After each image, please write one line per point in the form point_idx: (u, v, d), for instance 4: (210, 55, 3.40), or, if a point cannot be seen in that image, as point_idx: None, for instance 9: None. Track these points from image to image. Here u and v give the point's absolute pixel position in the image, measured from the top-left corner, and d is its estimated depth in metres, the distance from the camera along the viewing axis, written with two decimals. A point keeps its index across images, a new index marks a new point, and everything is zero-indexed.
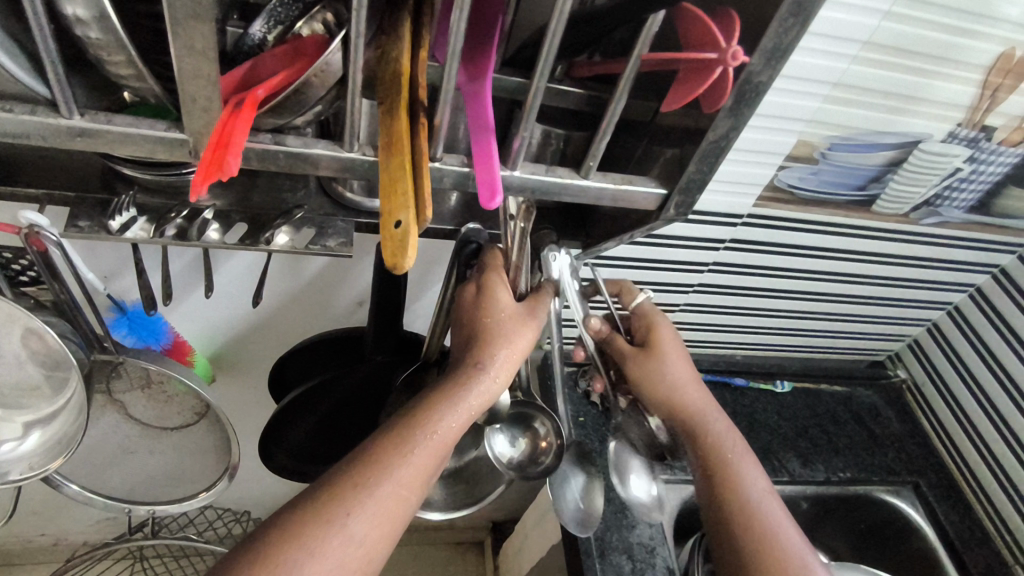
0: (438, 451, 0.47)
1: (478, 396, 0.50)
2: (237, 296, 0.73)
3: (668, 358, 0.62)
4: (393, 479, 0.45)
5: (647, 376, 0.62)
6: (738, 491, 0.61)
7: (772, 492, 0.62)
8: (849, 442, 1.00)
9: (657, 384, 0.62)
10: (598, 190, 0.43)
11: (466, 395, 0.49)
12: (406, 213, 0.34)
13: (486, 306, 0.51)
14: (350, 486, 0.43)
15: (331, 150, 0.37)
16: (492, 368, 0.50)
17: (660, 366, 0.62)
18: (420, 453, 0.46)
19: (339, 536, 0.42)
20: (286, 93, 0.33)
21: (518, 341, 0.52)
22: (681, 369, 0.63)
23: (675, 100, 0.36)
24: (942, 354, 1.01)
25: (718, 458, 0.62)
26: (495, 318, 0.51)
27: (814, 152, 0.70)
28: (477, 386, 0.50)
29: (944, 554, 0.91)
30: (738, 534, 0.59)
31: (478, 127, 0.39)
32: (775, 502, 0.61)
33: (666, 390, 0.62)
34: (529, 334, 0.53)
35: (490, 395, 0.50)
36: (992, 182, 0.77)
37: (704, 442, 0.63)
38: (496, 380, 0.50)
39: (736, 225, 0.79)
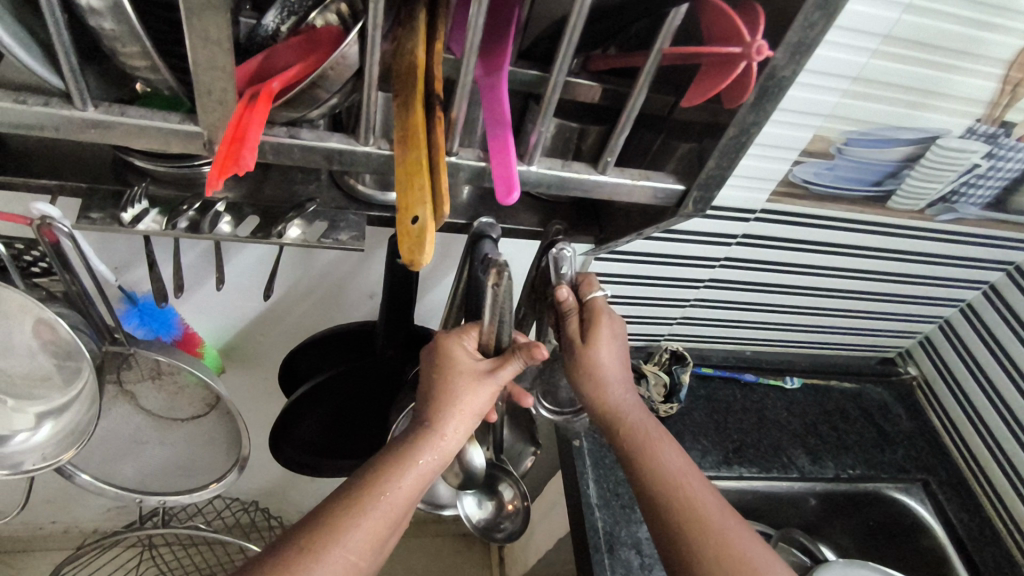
0: (389, 518, 0.47)
1: (432, 457, 0.49)
2: (247, 288, 0.73)
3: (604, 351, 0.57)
4: (343, 546, 0.45)
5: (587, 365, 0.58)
6: (669, 491, 0.55)
7: (704, 483, 0.56)
8: (859, 439, 0.99)
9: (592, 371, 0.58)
10: (615, 185, 0.42)
11: (418, 454, 0.49)
12: (422, 209, 0.33)
13: (445, 367, 0.51)
14: (297, 554, 0.44)
15: (346, 144, 0.37)
16: (444, 427, 0.50)
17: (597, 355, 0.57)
18: (369, 520, 0.46)
19: None
20: (302, 86, 0.32)
21: (474, 398, 0.51)
22: (617, 362, 0.58)
23: (697, 94, 0.35)
24: (954, 351, 1.00)
25: (638, 447, 0.58)
26: (452, 379, 0.51)
27: (831, 147, 0.69)
28: (426, 447, 0.49)
29: (953, 553, 0.91)
30: (672, 529, 0.54)
31: (493, 120, 0.39)
32: (705, 489, 0.56)
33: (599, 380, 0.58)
34: (489, 392, 0.51)
35: (444, 455, 0.50)
36: (1010, 179, 0.76)
37: (624, 434, 0.58)
38: (450, 439, 0.50)
39: (750, 220, 0.78)
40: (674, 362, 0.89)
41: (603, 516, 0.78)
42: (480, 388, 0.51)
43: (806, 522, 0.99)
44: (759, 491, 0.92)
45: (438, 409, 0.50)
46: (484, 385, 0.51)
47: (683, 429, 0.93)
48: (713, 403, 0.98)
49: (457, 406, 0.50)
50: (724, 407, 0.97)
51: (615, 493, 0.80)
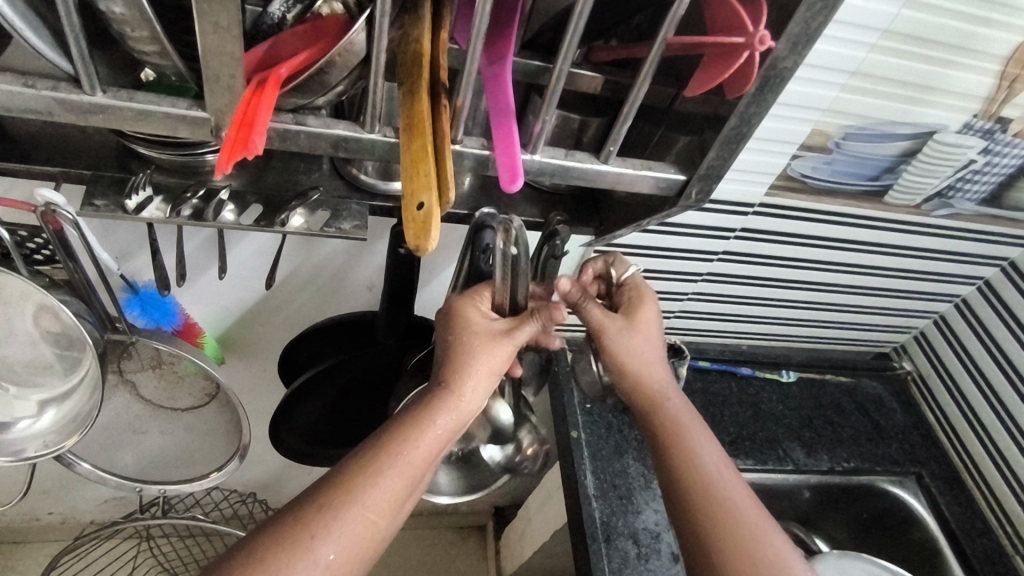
0: (406, 475, 0.48)
1: (451, 416, 0.50)
2: (248, 278, 0.73)
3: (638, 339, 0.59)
4: (363, 502, 0.46)
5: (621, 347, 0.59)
6: (694, 476, 0.56)
7: (731, 472, 0.57)
8: (854, 432, 1.00)
9: (625, 354, 0.59)
10: (618, 175, 0.43)
11: (434, 412, 0.49)
12: (429, 195, 0.33)
13: (465, 327, 0.52)
14: (315, 510, 0.45)
15: (351, 131, 0.37)
16: (461, 387, 0.50)
17: (632, 337, 0.59)
18: (388, 477, 0.47)
19: (304, 561, 0.43)
20: (309, 72, 0.33)
21: (491, 358, 0.51)
22: (653, 346, 0.60)
23: (699, 84, 0.35)
24: (948, 346, 1.01)
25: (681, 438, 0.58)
26: (468, 339, 0.51)
27: (829, 141, 0.69)
28: (441, 404, 0.50)
29: (945, 545, 0.92)
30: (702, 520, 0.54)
31: (497, 109, 0.39)
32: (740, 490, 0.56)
33: (631, 362, 0.60)
34: (506, 350, 0.52)
35: (462, 415, 0.51)
36: (1005, 175, 0.77)
37: (655, 417, 0.60)
38: (468, 399, 0.51)
39: (748, 214, 0.78)
40: (671, 355, 0.90)
41: (600, 507, 0.78)
42: (500, 348, 0.52)
43: (801, 514, 1.00)
44: (754, 483, 0.93)
45: (457, 369, 0.51)
46: (501, 346, 0.52)
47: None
48: (709, 396, 0.99)
49: (476, 367, 0.51)
50: (720, 401, 0.98)
51: (611, 484, 0.80)
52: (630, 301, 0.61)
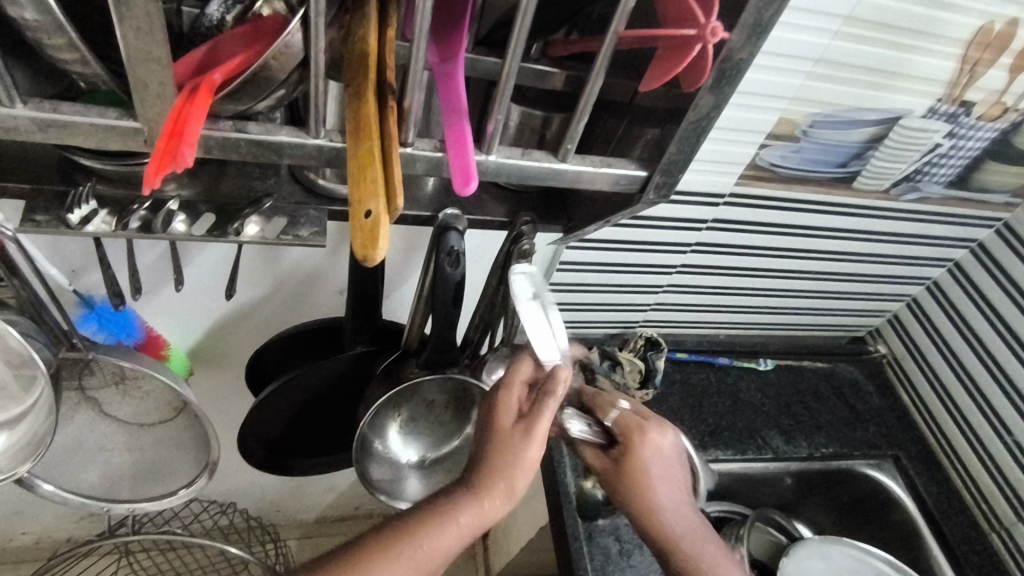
0: (451, 540, 0.50)
1: (476, 511, 0.51)
2: (213, 288, 0.71)
3: (648, 472, 0.61)
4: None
5: (631, 496, 0.61)
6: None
7: (721, 551, 0.62)
8: (831, 417, 1.01)
9: (637, 498, 0.61)
10: (577, 173, 0.42)
11: (480, 488, 0.51)
12: (376, 202, 0.32)
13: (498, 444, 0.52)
14: (363, 557, 0.49)
15: (296, 137, 0.35)
16: (508, 474, 0.51)
17: (641, 489, 0.60)
18: (433, 539, 0.50)
19: None
20: (245, 79, 0.31)
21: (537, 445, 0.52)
22: (657, 474, 0.61)
23: (652, 81, 0.34)
24: (920, 328, 1.02)
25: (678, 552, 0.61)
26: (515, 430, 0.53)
27: (796, 129, 0.69)
28: (493, 480, 0.51)
29: (923, 525, 0.93)
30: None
31: (449, 109, 0.38)
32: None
33: (645, 504, 0.60)
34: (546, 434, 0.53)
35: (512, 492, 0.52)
36: (971, 157, 0.77)
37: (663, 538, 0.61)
38: (515, 486, 0.52)
39: (719, 205, 0.78)
40: (648, 348, 0.90)
41: (581, 505, 0.78)
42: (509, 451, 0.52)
43: (782, 501, 1.00)
44: (734, 472, 0.93)
45: (495, 465, 0.52)
46: (542, 431, 0.52)
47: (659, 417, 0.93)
48: (688, 387, 0.99)
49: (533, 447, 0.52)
50: (699, 392, 0.98)
51: (592, 480, 0.80)
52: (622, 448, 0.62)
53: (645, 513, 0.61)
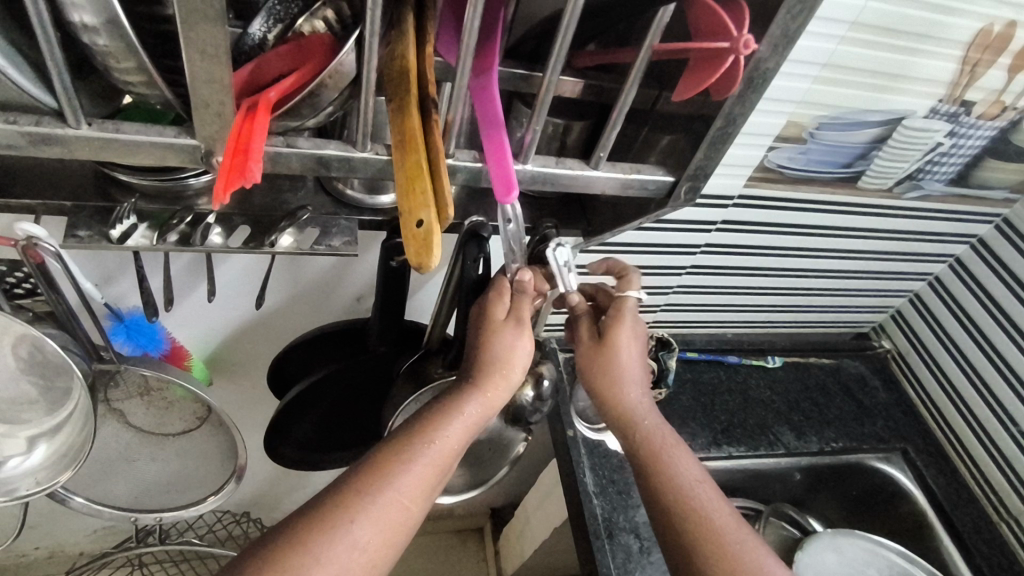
0: (439, 460, 0.50)
1: (466, 421, 0.52)
2: (236, 298, 0.72)
3: (619, 350, 0.61)
4: (373, 510, 0.46)
5: (597, 372, 0.62)
6: (677, 489, 0.60)
7: (707, 482, 0.61)
8: (839, 411, 1.03)
9: (603, 376, 0.62)
10: (607, 179, 0.43)
11: (463, 405, 0.52)
12: (428, 211, 0.34)
13: (485, 338, 0.53)
14: (353, 493, 0.47)
15: (344, 151, 0.37)
16: (485, 382, 0.53)
17: (609, 363, 0.61)
18: (421, 463, 0.49)
19: (345, 541, 0.45)
20: (301, 96, 0.33)
21: (520, 351, 0.53)
22: (633, 365, 0.62)
23: (688, 90, 0.36)
24: (924, 323, 1.04)
25: (650, 457, 0.62)
26: (493, 345, 0.53)
27: (803, 132, 0.71)
28: (471, 396, 0.52)
29: (933, 515, 0.95)
30: (680, 538, 0.58)
31: (487, 120, 0.39)
32: (714, 494, 0.60)
33: (610, 383, 0.62)
34: (527, 342, 0.54)
35: (490, 408, 0.53)
36: (971, 155, 0.80)
37: (636, 433, 0.62)
38: (493, 394, 0.53)
39: (728, 206, 0.80)
40: (660, 348, 0.90)
41: (601, 503, 0.79)
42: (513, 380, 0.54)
43: (792, 496, 1.02)
44: (746, 468, 0.95)
45: (477, 381, 0.53)
46: (521, 340, 0.53)
47: (671, 416, 0.95)
48: (699, 386, 1.00)
49: (506, 356, 0.53)
50: (709, 390, 1.00)
51: (610, 479, 0.81)
52: (609, 319, 0.62)
53: (608, 391, 0.62)
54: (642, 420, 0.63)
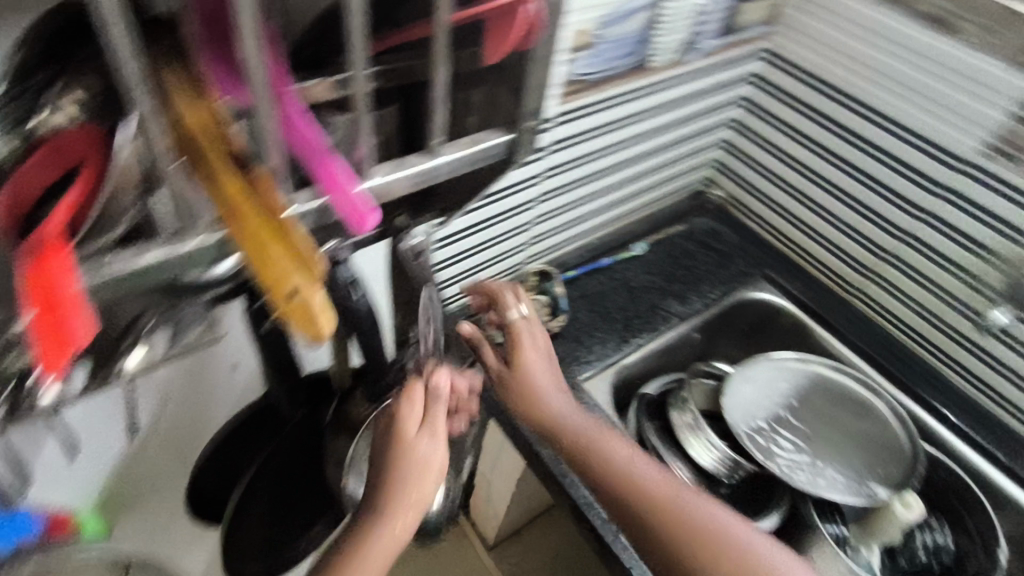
0: None
1: (379, 548, 0.50)
2: (98, 432, 0.63)
3: (530, 368, 0.76)
4: None
5: (517, 391, 0.76)
6: (605, 463, 0.69)
7: (629, 448, 0.71)
8: (706, 266, 1.14)
9: (524, 393, 0.75)
10: (454, 162, 0.42)
11: (375, 533, 0.50)
12: (297, 278, 0.33)
13: (393, 457, 0.52)
14: None
15: (166, 250, 0.34)
16: (399, 501, 0.51)
17: (522, 375, 0.76)
18: None
19: None
20: (93, 219, 0.31)
21: (429, 452, 0.53)
22: (543, 381, 0.76)
23: (496, 50, 0.40)
24: (740, 163, 1.16)
25: (577, 447, 0.71)
26: (404, 458, 0.52)
27: (589, 37, 0.77)
28: (385, 519, 0.51)
29: (808, 319, 1.09)
30: (620, 506, 0.67)
31: (305, 150, 0.36)
32: (631, 451, 0.71)
33: (528, 391, 0.75)
34: (435, 445, 0.53)
35: (405, 529, 0.51)
36: (722, 7, 0.90)
37: (561, 433, 0.73)
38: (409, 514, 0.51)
39: (551, 128, 0.82)
40: (543, 279, 0.94)
41: None
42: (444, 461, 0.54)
43: (698, 353, 1.12)
44: (655, 352, 1.02)
45: (393, 503, 0.51)
46: (426, 445, 0.53)
47: (577, 332, 0.99)
48: (589, 298, 1.05)
49: (417, 470, 0.52)
50: (599, 298, 1.05)
51: None
52: (510, 345, 0.77)
53: (526, 398, 0.75)
54: (562, 419, 0.74)
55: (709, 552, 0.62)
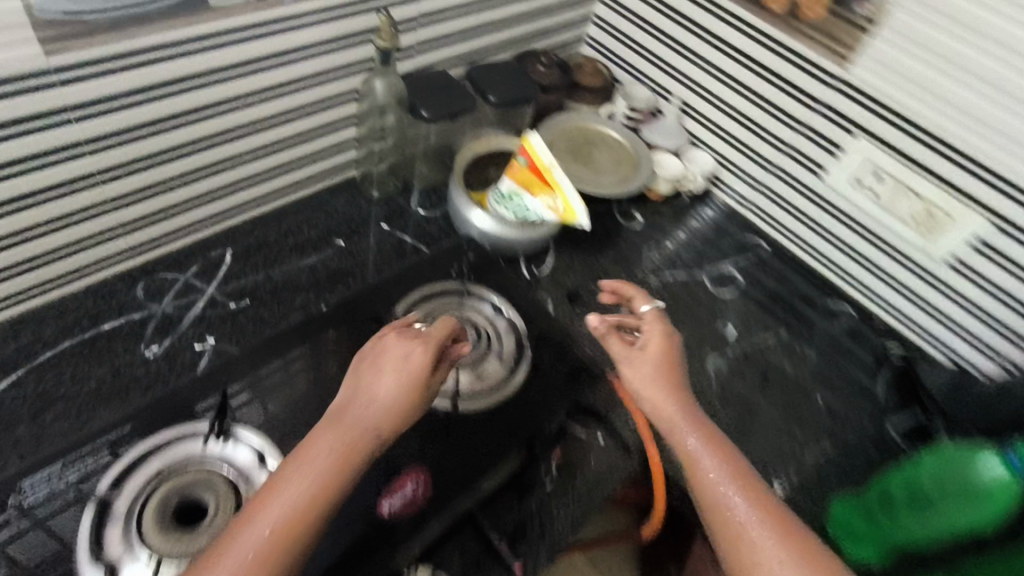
0: (321, 490, 0.46)
1: (331, 449, 0.48)
2: None
3: (731, 490, 0.51)
4: (278, 501, 0.45)
5: (704, 499, 0.51)
6: (726, 535, 0.49)
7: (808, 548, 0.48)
8: None
9: (714, 497, 0.51)
10: None
11: (318, 442, 0.49)
12: None
13: (354, 413, 0.51)
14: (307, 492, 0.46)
15: None
16: (310, 453, 0.48)
17: (723, 509, 0.50)
18: (289, 492, 0.45)
19: (305, 479, 0.46)
20: None
21: (358, 415, 0.51)
22: (750, 515, 0.49)
23: None
24: None
25: (730, 542, 0.49)
26: (400, 423, 0.52)
27: None
28: (310, 462, 0.47)
29: None
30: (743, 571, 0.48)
31: None
32: (787, 530, 0.49)
33: (711, 485, 0.51)
34: (377, 411, 0.51)
35: (347, 435, 0.49)
36: None
37: (715, 524, 0.50)
38: (314, 449, 0.48)
39: None
40: None
41: None
42: (428, 359, 0.54)
43: None
44: None
45: (331, 439, 0.49)
46: (360, 409, 0.51)
47: None
48: None
49: (349, 433, 0.49)
50: None
51: None
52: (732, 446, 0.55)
53: (715, 515, 0.50)
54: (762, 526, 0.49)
55: (721, 513, 0.50)
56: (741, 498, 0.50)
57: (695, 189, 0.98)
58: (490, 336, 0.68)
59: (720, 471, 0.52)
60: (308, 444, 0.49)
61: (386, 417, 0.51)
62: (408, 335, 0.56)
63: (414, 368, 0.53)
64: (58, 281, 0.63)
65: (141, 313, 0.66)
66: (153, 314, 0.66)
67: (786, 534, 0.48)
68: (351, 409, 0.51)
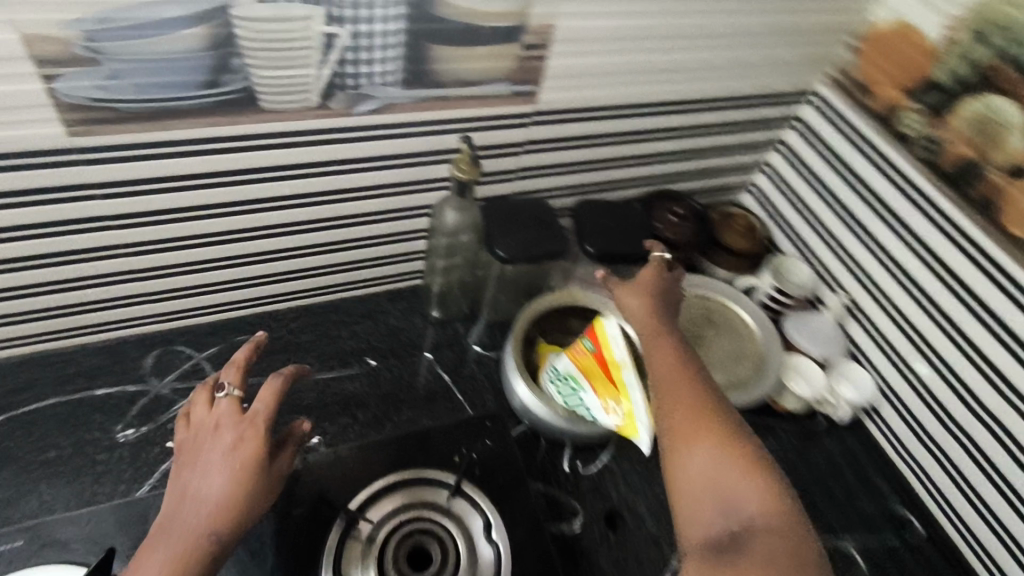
0: (196, 538, 0.41)
1: (203, 491, 0.43)
2: None
3: (694, 439, 0.46)
4: (154, 556, 0.41)
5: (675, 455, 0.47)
6: (677, 489, 0.45)
7: (759, 497, 0.43)
8: None
9: (692, 455, 0.46)
10: None
11: (187, 491, 0.43)
12: None
13: (218, 466, 0.44)
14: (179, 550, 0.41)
15: None
16: (186, 497, 0.43)
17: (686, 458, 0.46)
18: (163, 551, 0.41)
19: (176, 532, 0.42)
20: None
21: (215, 457, 0.44)
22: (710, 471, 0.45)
23: None
24: None
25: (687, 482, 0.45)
26: (265, 479, 0.45)
27: None
28: (186, 501, 0.43)
29: None
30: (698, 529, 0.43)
31: None
32: (756, 479, 0.44)
33: (677, 466, 0.46)
34: (246, 458, 0.44)
35: (218, 489, 0.43)
36: None
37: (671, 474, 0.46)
38: (190, 490, 0.43)
39: None
40: None
41: None
42: (255, 434, 0.45)
43: None
44: None
45: (200, 487, 0.43)
46: (220, 458, 0.44)
47: None
48: None
49: (218, 479, 0.43)
50: None
51: None
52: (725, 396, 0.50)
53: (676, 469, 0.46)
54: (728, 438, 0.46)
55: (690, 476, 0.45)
56: (711, 445, 0.46)
57: (839, 414, 0.73)
58: (460, 552, 0.52)
59: (691, 424, 0.47)
60: (171, 498, 0.43)
61: (222, 518, 0.42)
62: (230, 410, 0.46)
63: (255, 417, 0.46)
64: (75, 334, 0.61)
65: (137, 387, 0.62)
66: (147, 391, 0.62)
67: (736, 457, 0.45)
68: (199, 469, 0.44)
